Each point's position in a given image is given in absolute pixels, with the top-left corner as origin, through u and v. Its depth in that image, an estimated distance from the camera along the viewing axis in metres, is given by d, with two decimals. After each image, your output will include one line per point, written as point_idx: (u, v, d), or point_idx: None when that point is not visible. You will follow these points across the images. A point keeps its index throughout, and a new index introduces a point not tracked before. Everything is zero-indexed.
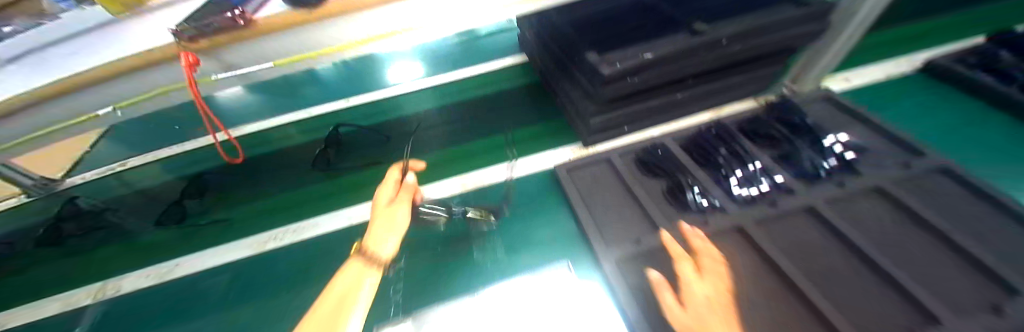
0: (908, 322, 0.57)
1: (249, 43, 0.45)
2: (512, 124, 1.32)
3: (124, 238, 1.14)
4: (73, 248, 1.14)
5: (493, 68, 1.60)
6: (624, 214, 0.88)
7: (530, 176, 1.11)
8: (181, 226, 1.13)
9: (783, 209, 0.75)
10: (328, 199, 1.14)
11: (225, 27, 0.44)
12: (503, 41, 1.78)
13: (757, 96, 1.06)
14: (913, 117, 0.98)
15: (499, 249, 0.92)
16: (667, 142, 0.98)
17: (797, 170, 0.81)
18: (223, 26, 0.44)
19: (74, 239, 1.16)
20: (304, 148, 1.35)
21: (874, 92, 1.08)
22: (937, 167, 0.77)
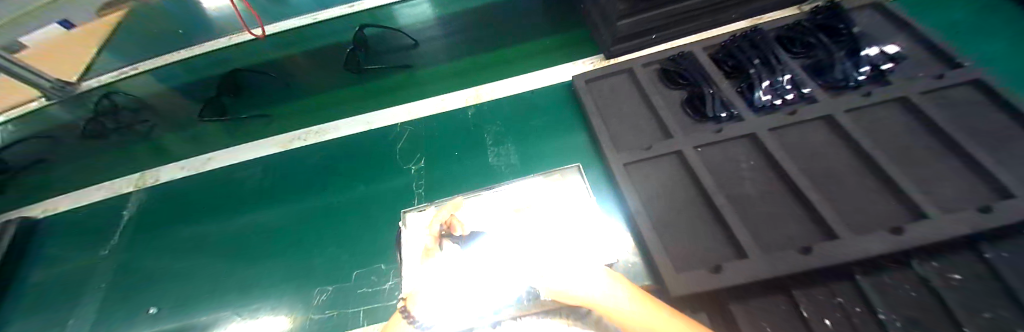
0: (892, 216, 0.61)
1: None
2: (529, 34, 1.24)
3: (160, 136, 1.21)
4: (116, 143, 1.23)
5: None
6: (638, 124, 0.88)
7: (546, 87, 1.08)
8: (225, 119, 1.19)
9: (800, 117, 0.75)
10: (355, 102, 1.18)
11: None
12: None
13: (802, 4, 0.96)
14: (962, 31, 0.91)
15: (514, 156, 0.95)
16: (695, 52, 0.93)
17: (828, 79, 0.78)
18: None
19: (113, 134, 1.24)
20: (320, 52, 1.28)
21: (925, 4, 0.99)
22: (973, 79, 0.74)
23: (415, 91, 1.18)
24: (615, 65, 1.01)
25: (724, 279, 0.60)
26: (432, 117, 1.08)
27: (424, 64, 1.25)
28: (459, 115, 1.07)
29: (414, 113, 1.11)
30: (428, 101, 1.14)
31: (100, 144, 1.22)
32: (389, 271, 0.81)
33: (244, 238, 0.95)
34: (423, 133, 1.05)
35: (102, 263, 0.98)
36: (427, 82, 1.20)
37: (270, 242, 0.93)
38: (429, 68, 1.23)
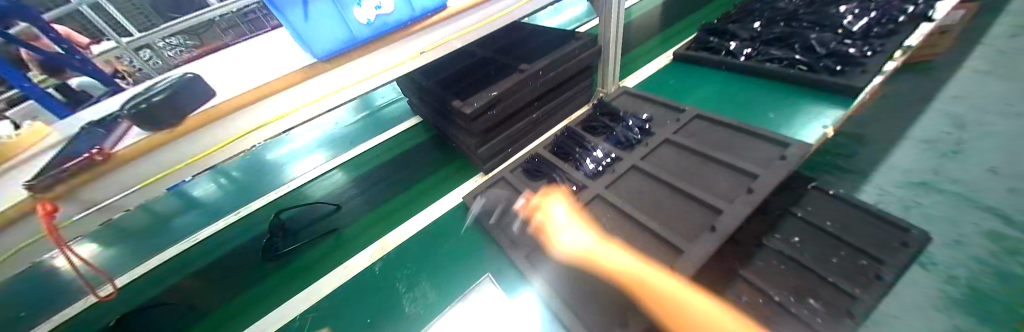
0: (705, 219, 0.83)
1: (122, 172, 0.56)
2: (419, 176, 1.44)
3: None
4: None
5: (392, 134, 1.74)
6: (524, 217, 1.05)
7: (445, 214, 1.23)
8: None
9: (620, 173, 1.03)
10: (246, 312, 1.05)
11: (83, 165, 0.51)
12: (397, 109, 1.95)
13: (589, 101, 1.41)
14: (684, 89, 1.43)
15: (430, 292, 0.99)
16: (540, 152, 1.23)
17: (621, 143, 1.12)
18: (82, 165, 0.51)
19: None
20: (209, 268, 1.22)
21: (658, 78, 1.54)
22: (696, 115, 1.15)
23: (323, 263, 1.16)
24: (490, 178, 1.23)
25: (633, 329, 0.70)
26: (342, 289, 1.06)
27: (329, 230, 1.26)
28: (369, 274, 1.09)
29: (313, 296, 1.06)
30: (335, 272, 1.12)
31: None
32: None
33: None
34: (337, 310, 1.01)
35: None
36: (336, 247, 1.20)
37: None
38: (334, 236, 1.24)
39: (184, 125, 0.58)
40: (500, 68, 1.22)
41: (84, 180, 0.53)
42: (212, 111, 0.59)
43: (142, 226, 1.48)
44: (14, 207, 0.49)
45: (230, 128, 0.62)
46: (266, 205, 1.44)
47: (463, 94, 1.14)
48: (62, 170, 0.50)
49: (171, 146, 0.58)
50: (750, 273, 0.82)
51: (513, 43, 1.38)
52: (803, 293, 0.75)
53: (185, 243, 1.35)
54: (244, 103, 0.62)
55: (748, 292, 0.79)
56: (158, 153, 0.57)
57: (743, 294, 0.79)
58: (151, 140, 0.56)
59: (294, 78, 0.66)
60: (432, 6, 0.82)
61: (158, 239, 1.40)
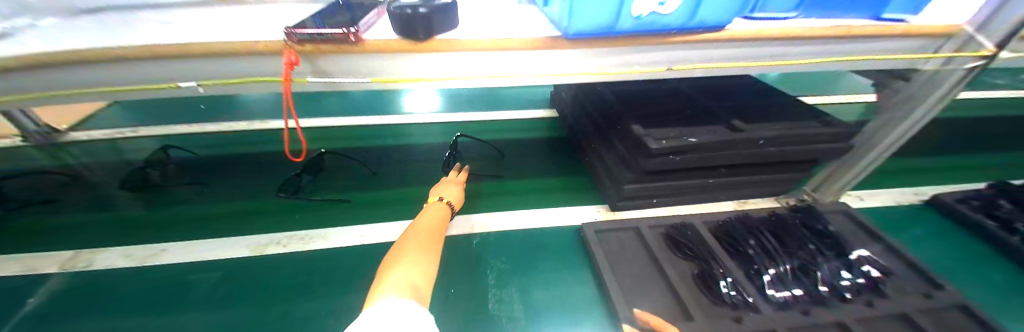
0: None
1: (342, 58, 0.60)
2: (536, 173, 1.38)
3: (104, 213, 1.13)
4: (64, 205, 1.15)
5: (511, 117, 1.80)
6: (652, 292, 0.84)
7: (554, 229, 1.12)
8: (218, 207, 1.18)
9: (815, 319, 0.75)
10: (366, 206, 1.20)
11: (335, 40, 0.56)
12: (518, 95, 2.07)
13: (779, 196, 1.11)
14: (965, 253, 0.96)
15: (517, 301, 0.90)
16: (695, 224, 1.00)
17: (829, 281, 0.82)
18: (334, 38, 0.55)
19: (77, 197, 1.18)
20: (347, 155, 1.45)
21: (909, 215, 1.10)
22: (955, 305, 0.78)
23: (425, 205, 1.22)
24: (623, 220, 1.05)
25: None
26: None
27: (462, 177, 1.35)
28: (464, 243, 1.08)
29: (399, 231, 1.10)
30: None
31: (61, 195, 1.19)
32: None
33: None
34: None
35: None
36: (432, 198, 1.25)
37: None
38: (469, 184, 1.31)
39: (424, 45, 0.59)
40: (697, 110, 1.00)
41: (327, 51, 0.58)
42: (451, 43, 0.59)
43: (310, 96, 1.95)
44: (268, 44, 0.56)
45: (440, 59, 0.63)
46: (398, 125, 1.69)
47: (646, 120, 0.97)
48: (314, 35, 0.55)
49: (398, 55, 0.61)
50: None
51: (717, 88, 1.14)
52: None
53: (331, 121, 1.69)
54: (470, 50, 0.61)
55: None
56: (384, 57, 0.61)
57: None
58: (390, 44, 0.58)
59: (534, 45, 0.61)
60: (711, 23, 0.61)
61: (311, 109, 1.83)
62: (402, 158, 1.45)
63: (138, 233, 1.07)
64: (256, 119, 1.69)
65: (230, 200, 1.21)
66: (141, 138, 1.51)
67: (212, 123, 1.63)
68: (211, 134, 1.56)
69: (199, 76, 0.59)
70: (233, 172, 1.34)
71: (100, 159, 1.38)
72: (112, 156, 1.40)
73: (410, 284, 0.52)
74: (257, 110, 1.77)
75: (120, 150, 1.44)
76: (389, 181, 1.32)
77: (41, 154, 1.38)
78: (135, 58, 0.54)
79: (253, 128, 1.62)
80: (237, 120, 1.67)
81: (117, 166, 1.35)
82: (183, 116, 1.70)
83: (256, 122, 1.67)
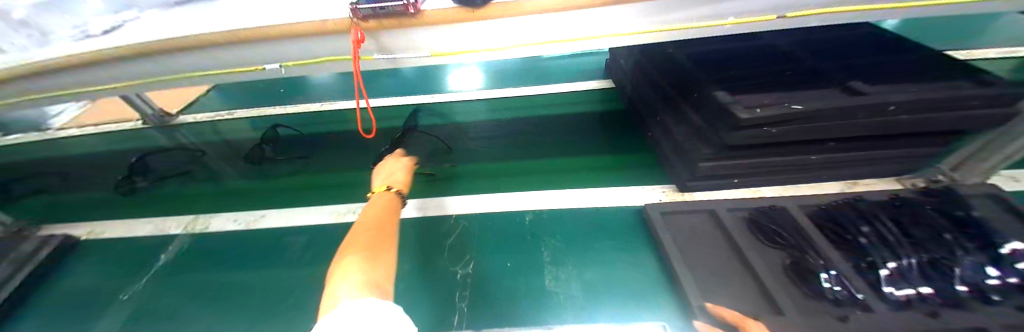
0: None
1: (403, 31, 0.58)
2: (591, 150, 1.31)
3: (207, 184, 1.31)
4: (179, 176, 1.35)
5: (560, 91, 1.71)
6: (729, 279, 0.76)
7: (614, 209, 1.06)
8: (294, 179, 1.29)
9: (947, 323, 0.62)
10: (425, 182, 1.24)
11: (396, 14, 0.54)
12: (568, 66, 1.96)
13: (902, 178, 0.93)
14: None
15: (574, 281, 0.88)
16: (790, 208, 0.87)
17: (970, 281, 0.66)
18: (396, 12, 0.53)
19: (186, 170, 1.38)
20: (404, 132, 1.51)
21: None
22: None
23: (481, 182, 1.24)
24: (692, 202, 0.96)
25: None
26: (494, 218, 1.09)
27: (512, 156, 1.34)
28: (518, 220, 1.08)
29: (464, 208, 1.14)
30: (484, 198, 1.17)
31: (175, 168, 1.40)
32: None
33: (259, 307, 0.86)
34: (480, 238, 1.02)
35: (118, 307, 0.89)
36: (484, 176, 1.27)
37: (281, 316, 0.83)
38: (520, 162, 1.30)
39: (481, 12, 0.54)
40: (802, 71, 0.88)
41: (389, 25, 0.56)
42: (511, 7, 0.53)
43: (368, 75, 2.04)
44: (332, 24, 0.55)
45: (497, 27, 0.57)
46: (448, 102, 1.70)
47: (732, 86, 0.87)
48: (377, 10, 0.53)
49: (458, 24, 0.57)
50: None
51: (823, 48, 0.97)
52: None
53: (387, 101, 1.75)
54: (533, 13, 0.55)
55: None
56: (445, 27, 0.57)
57: None
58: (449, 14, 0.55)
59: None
60: None
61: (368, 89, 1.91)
62: (454, 135, 1.47)
63: (236, 200, 1.23)
64: (322, 101, 1.81)
65: (305, 174, 1.32)
66: (230, 118, 1.71)
67: (286, 106, 1.79)
68: (286, 114, 1.71)
69: (276, 58, 0.62)
70: (304, 149, 1.46)
71: (201, 137, 1.59)
72: (209, 135, 1.59)
73: (370, 283, 0.47)
74: (323, 91, 1.91)
75: (215, 129, 1.64)
76: (441, 159, 1.34)
77: (158, 134, 1.63)
78: (224, 44, 0.58)
79: (321, 108, 1.74)
80: (307, 102, 1.81)
81: (213, 143, 1.54)
82: (262, 99, 1.88)
83: (322, 103, 1.80)
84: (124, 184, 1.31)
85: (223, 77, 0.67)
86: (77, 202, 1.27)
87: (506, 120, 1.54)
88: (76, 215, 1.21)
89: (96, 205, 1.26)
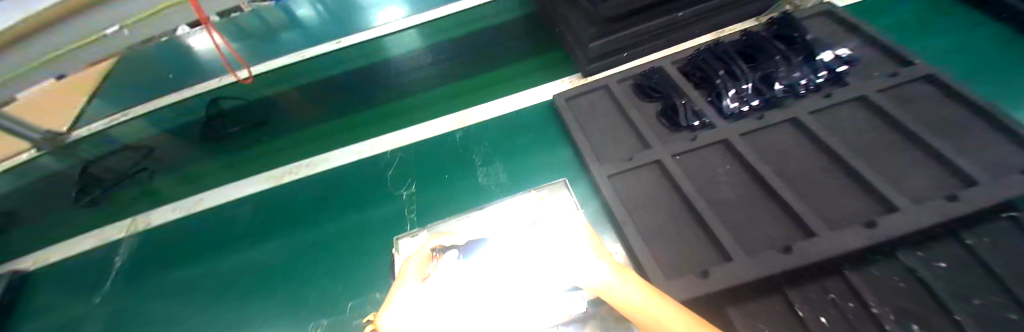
0: (865, 209, 0.66)
1: None
2: (512, 57, 1.32)
3: (127, 187, 1.24)
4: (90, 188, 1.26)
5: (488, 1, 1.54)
6: (618, 136, 0.91)
7: (531, 106, 1.15)
8: (220, 159, 1.25)
9: (768, 121, 0.81)
10: (354, 130, 1.23)
11: None
12: None
13: (762, 16, 1.05)
14: (923, 40, 0.99)
15: (502, 173, 1.01)
16: (665, 67, 0.98)
17: (789, 86, 0.83)
18: None
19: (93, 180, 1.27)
20: (317, 86, 1.38)
21: (876, 13, 1.09)
22: (923, 76, 0.81)
23: (410, 113, 1.24)
24: (592, 82, 1.05)
25: (713, 283, 0.62)
26: (421, 143, 1.14)
27: (437, 84, 1.31)
28: (447, 140, 1.13)
29: (399, 140, 1.17)
30: (414, 128, 1.19)
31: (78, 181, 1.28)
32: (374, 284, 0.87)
33: (234, 277, 0.97)
34: (413, 162, 1.10)
35: (100, 307, 0.98)
36: (416, 108, 1.26)
37: (260, 276, 0.95)
38: (444, 87, 1.29)
39: None
40: None
41: None
42: None
43: (252, 29, 1.64)
44: None
45: None
46: (358, 45, 1.49)
47: None
48: None
49: None
50: (917, 261, 0.61)
51: None
52: (994, 326, 0.52)
53: (293, 58, 1.48)
54: None
55: (898, 275, 0.61)
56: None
57: (834, 291, 0.61)
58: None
59: None
60: None
61: (257, 48, 1.56)
62: (374, 76, 1.38)
63: (168, 193, 1.21)
64: (217, 74, 1.48)
65: (230, 152, 1.26)
66: None
67: (177, 91, 1.45)
68: (185, 100, 1.42)
69: (96, 29, 0.50)
70: (218, 131, 1.30)
71: None
72: None
73: None
74: (199, 64, 1.53)
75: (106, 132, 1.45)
76: (366, 104, 1.30)
77: None
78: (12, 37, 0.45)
79: (210, 88, 1.44)
80: (202, 79, 1.47)
81: (103, 147, 1.35)
82: (135, 89, 1.49)
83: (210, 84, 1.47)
84: (84, 196, 1.23)
85: (48, 69, 0.55)
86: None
87: (426, 49, 1.43)
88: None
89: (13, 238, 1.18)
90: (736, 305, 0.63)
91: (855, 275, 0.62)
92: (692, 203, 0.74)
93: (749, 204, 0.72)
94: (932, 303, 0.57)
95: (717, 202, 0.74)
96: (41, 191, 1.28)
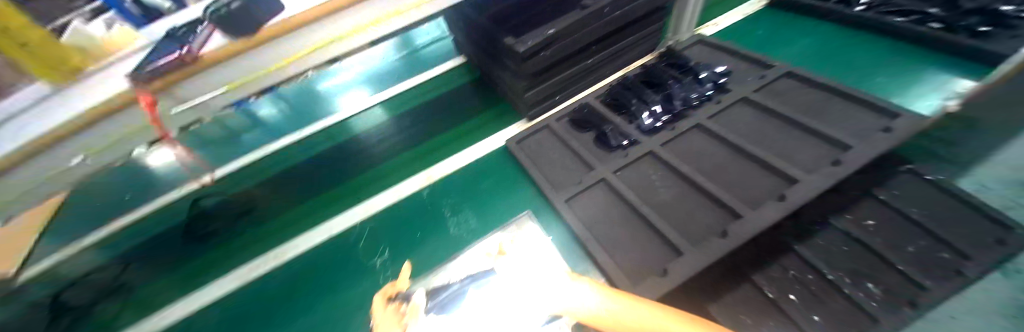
0: (775, 187, 0.77)
1: (198, 79, 0.51)
2: (465, 115, 1.46)
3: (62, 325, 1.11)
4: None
5: (435, 74, 1.73)
6: (566, 164, 1.02)
7: (487, 155, 1.25)
8: (180, 269, 1.19)
9: (682, 129, 0.96)
10: (324, 210, 1.25)
11: (179, 62, 0.48)
12: (433, 48, 1.91)
13: (654, 51, 1.30)
14: (777, 44, 1.27)
15: (472, 219, 1.06)
16: (591, 101, 1.16)
17: (686, 99, 1.01)
18: (177, 61, 0.48)
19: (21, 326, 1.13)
20: (283, 176, 1.42)
21: (741, 28, 1.39)
22: (785, 73, 1.02)
23: (377, 183, 1.29)
24: (533, 125, 1.19)
25: (672, 279, 0.68)
26: (391, 208, 1.18)
27: (399, 152, 1.39)
28: (416, 199, 1.18)
29: (367, 212, 1.19)
30: (381, 197, 1.23)
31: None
32: None
33: None
34: (384, 226, 1.13)
35: None
36: (383, 176, 1.32)
37: None
38: (408, 153, 1.38)
39: (264, 32, 0.52)
40: None
41: (181, 77, 0.50)
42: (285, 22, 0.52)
43: (214, 136, 1.68)
44: (110, 100, 0.45)
45: (282, 47, 0.54)
46: (321, 132, 1.57)
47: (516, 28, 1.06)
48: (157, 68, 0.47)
49: (257, 52, 0.53)
50: (849, 224, 0.79)
51: None
52: (928, 267, 0.68)
53: (255, 155, 1.53)
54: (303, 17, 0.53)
55: (840, 242, 0.78)
56: (234, 62, 0.52)
57: (793, 268, 0.77)
58: (228, 47, 0.51)
59: None
60: None
61: (219, 153, 1.60)
62: (338, 156, 1.45)
63: (115, 321, 1.10)
64: (177, 184, 1.46)
65: (190, 261, 1.21)
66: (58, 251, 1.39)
67: (132, 210, 1.40)
68: (140, 219, 1.37)
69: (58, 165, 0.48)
70: (181, 245, 1.26)
71: None
72: None
73: None
74: (155, 180, 1.50)
75: None
76: (333, 184, 1.34)
77: None
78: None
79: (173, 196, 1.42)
80: (161, 192, 1.44)
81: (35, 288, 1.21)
82: (89, 218, 1.41)
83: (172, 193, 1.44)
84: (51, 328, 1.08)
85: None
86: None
87: (386, 122, 1.54)
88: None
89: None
90: (716, 302, 0.75)
91: (804, 250, 0.78)
92: (639, 210, 0.83)
93: (685, 201, 0.82)
94: (874, 258, 0.73)
95: (657, 205, 0.83)
96: None
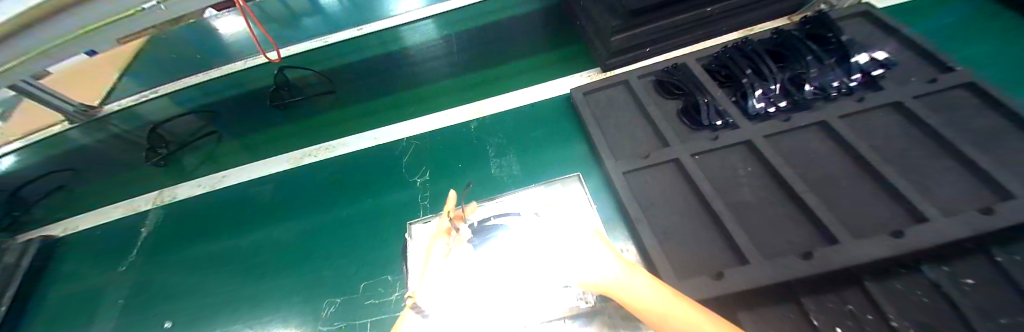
0: (893, 220, 0.62)
1: None
2: (530, 49, 1.30)
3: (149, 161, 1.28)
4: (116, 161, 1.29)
5: None
6: (635, 132, 0.90)
7: (547, 100, 1.13)
8: (241, 139, 1.28)
9: (794, 124, 0.79)
10: (373, 117, 1.24)
11: None
12: None
13: (796, 14, 1.04)
14: (960, 41, 0.95)
15: (515, 166, 1.00)
16: (688, 63, 0.97)
17: (819, 87, 0.81)
18: None
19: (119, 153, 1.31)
20: (336, 71, 1.40)
21: (913, 10, 1.05)
22: (964, 83, 0.77)
23: (428, 102, 1.25)
24: (610, 78, 1.03)
25: (726, 285, 0.60)
26: (439, 131, 1.15)
27: (453, 74, 1.31)
28: (461, 131, 1.13)
29: (416, 129, 1.17)
30: (431, 117, 1.20)
31: (108, 154, 1.31)
32: (392, 266, 0.88)
33: (256, 251, 1.00)
34: (427, 148, 1.11)
35: (123, 275, 1.03)
36: (433, 96, 1.26)
37: (280, 255, 0.98)
38: (462, 77, 1.29)
39: None
40: None
41: None
42: None
43: (277, 15, 1.66)
44: None
45: None
46: (377, 33, 1.49)
47: None
48: None
49: None
50: (947, 280, 0.56)
51: None
52: None
53: (314, 43, 1.50)
54: None
55: (922, 289, 0.56)
56: None
57: (851, 301, 0.58)
58: None
59: None
60: None
61: (280, 33, 1.59)
62: (392, 64, 1.39)
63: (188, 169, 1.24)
64: (242, 57, 1.50)
65: (248, 134, 1.28)
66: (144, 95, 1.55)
67: (202, 72, 1.48)
68: (206, 81, 1.44)
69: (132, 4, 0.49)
70: (244, 115, 1.34)
71: None
72: None
73: None
74: (223, 48, 1.56)
75: None
76: (383, 93, 1.31)
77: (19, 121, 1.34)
78: (54, 12, 0.45)
79: (236, 67, 1.46)
80: (228, 60, 1.50)
81: (127, 123, 1.37)
82: (169, 72, 1.52)
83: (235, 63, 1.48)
84: (153, 155, 1.25)
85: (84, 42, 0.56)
86: (15, 207, 1.22)
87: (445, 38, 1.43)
88: (30, 218, 1.21)
89: (45, 204, 1.23)
90: (747, 309, 0.61)
91: (876, 287, 0.58)
92: (709, 204, 0.73)
93: (770, 208, 0.70)
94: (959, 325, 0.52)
95: (733, 204, 0.72)
96: (68, 161, 1.32)
